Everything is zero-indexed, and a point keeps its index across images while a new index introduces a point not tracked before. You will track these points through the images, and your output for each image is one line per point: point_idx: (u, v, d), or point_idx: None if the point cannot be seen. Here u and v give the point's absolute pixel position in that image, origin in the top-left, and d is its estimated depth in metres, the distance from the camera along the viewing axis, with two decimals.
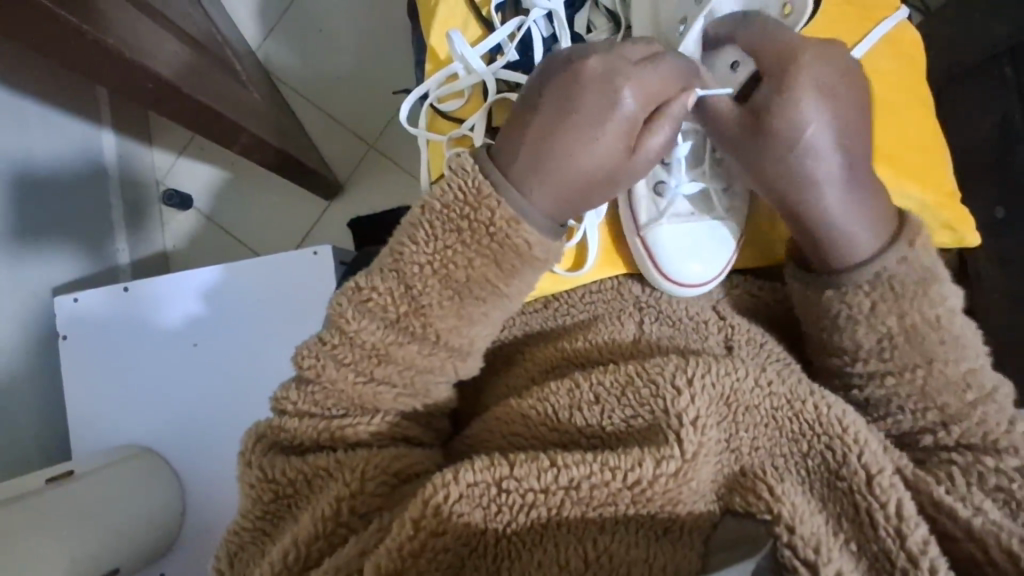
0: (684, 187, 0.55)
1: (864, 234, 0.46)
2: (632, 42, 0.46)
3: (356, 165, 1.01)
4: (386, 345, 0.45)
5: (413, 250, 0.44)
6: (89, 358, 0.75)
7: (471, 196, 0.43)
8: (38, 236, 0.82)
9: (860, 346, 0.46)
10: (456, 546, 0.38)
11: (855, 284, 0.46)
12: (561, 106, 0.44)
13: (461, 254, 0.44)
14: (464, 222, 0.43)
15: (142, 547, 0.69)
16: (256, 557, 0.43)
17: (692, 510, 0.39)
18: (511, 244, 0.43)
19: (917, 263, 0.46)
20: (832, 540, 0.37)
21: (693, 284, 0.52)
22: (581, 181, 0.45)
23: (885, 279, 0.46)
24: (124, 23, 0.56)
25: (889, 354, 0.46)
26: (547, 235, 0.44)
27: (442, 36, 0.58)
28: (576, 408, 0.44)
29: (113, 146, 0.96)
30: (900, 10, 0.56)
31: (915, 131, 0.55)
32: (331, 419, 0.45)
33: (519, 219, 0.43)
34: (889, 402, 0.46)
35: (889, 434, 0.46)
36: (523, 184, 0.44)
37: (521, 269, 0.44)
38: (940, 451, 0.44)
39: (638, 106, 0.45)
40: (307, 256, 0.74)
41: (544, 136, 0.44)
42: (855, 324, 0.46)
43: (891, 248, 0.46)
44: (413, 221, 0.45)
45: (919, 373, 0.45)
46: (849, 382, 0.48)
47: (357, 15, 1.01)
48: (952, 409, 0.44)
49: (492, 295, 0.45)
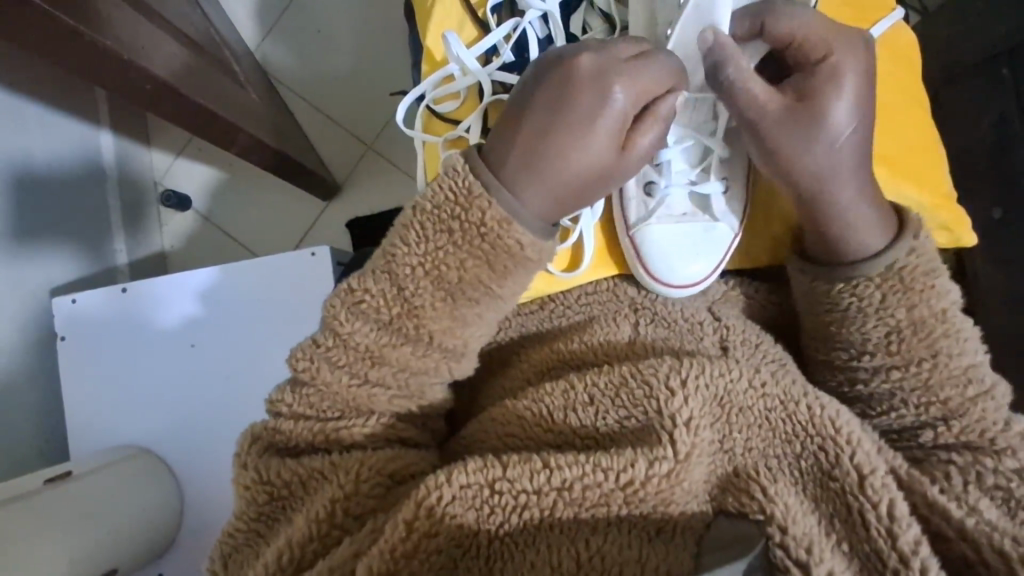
0: (674, 189, 0.54)
1: (872, 229, 0.46)
2: (623, 41, 0.46)
3: (355, 165, 1.02)
4: (380, 347, 0.45)
5: (405, 252, 0.44)
6: (86, 359, 0.75)
7: (462, 197, 0.43)
8: (37, 236, 0.82)
9: (868, 338, 0.46)
10: (449, 547, 0.39)
11: (866, 276, 0.46)
12: (553, 106, 0.44)
13: (452, 255, 0.44)
14: (454, 223, 0.44)
15: (140, 547, 0.69)
16: (252, 558, 0.43)
17: (685, 510, 0.39)
18: (502, 245, 0.43)
19: (926, 255, 0.46)
20: (824, 540, 0.37)
21: (682, 284, 0.52)
22: (574, 179, 0.45)
23: (896, 271, 0.45)
24: (122, 24, 0.56)
25: (897, 346, 0.45)
26: (538, 234, 0.44)
27: (438, 37, 0.58)
28: (571, 408, 0.44)
29: (112, 147, 0.96)
30: (895, 11, 0.56)
31: (912, 132, 0.55)
32: (327, 421, 0.46)
33: (510, 219, 0.43)
34: (893, 397, 0.46)
35: (890, 427, 0.46)
36: (514, 184, 0.44)
37: (513, 269, 0.44)
38: (939, 450, 0.44)
39: (629, 103, 0.45)
40: (305, 257, 0.74)
41: (536, 135, 0.44)
42: (865, 317, 0.46)
43: (899, 242, 0.46)
44: (404, 222, 0.45)
45: (926, 367, 0.45)
46: (854, 377, 0.47)
47: (356, 15, 1.01)
48: (954, 403, 0.44)
49: (485, 296, 0.45)
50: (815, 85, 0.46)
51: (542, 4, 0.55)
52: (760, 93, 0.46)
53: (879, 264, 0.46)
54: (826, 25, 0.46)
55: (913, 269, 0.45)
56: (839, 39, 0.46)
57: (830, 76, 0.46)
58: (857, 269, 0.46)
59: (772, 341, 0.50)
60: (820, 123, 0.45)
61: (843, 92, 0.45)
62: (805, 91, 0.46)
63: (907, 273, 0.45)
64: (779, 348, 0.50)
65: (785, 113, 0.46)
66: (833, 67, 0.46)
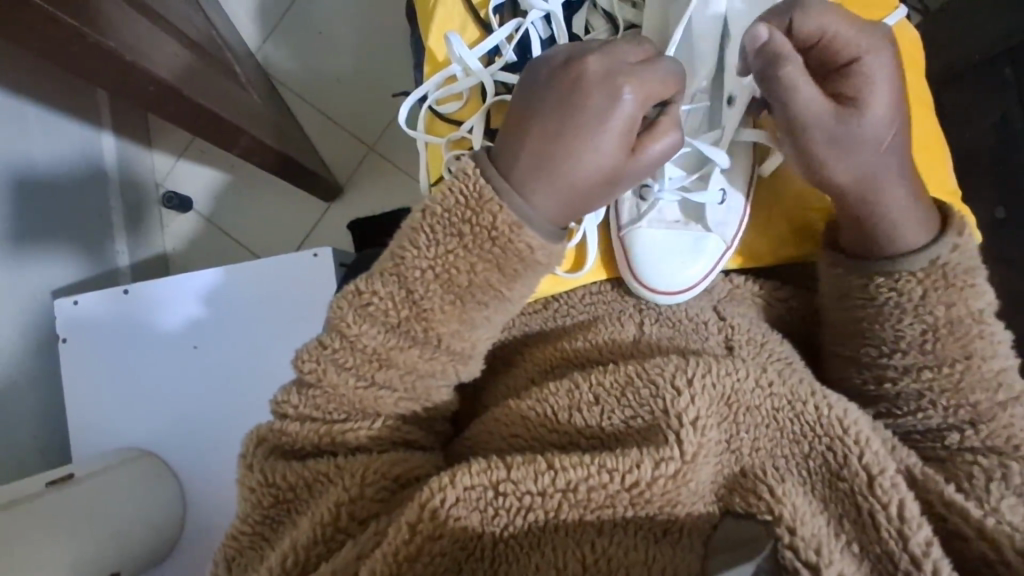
0: (667, 195, 0.54)
1: (913, 228, 0.46)
2: (629, 43, 0.46)
3: (357, 166, 1.01)
4: (387, 350, 0.44)
5: (415, 255, 0.44)
6: (90, 362, 0.75)
7: (472, 201, 0.43)
8: (38, 239, 0.82)
9: (902, 335, 0.46)
10: (454, 550, 0.38)
11: (910, 271, 0.45)
12: (562, 112, 0.44)
13: (463, 259, 0.43)
14: (465, 226, 0.43)
15: (143, 551, 0.68)
16: (256, 562, 0.43)
17: (691, 511, 0.39)
18: (513, 249, 0.43)
19: (967, 253, 0.46)
20: (835, 541, 0.37)
21: (663, 289, 0.51)
22: (586, 181, 0.44)
23: (939, 266, 0.45)
24: (124, 26, 0.56)
25: (931, 346, 0.45)
26: (548, 238, 0.44)
27: (440, 38, 0.58)
28: (576, 408, 0.44)
29: (112, 149, 0.96)
30: (901, 8, 0.56)
31: (919, 130, 0.54)
32: (332, 423, 0.45)
33: (520, 223, 0.43)
34: (921, 397, 0.45)
35: (913, 428, 0.46)
36: (524, 187, 0.44)
37: (524, 272, 0.44)
38: (965, 452, 0.43)
39: (638, 105, 0.44)
40: (307, 258, 0.74)
41: (546, 137, 0.44)
42: (902, 313, 0.45)
43: (942, 239, 0.45)
44: (413, 225, 0.45)
45: (958, 368, 0.44)
46: (881, 375, 0.47)
47: (357, 17, 1.01)
48: (983, 406, 0.44)
49: (494, 300, 0.45)
50: (850, 87, 0.45)
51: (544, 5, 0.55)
52: (814, 91, 0.44)
53: (922, 259, 0.45)
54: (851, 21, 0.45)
55: (955, 264, 0.45)
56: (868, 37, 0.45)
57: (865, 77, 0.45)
58: (896, 263, 0.46)
59: (778, 340, 0.49)
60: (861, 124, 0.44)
61: (874, 96, 0.44)
62: (845, 90, 0.45)
63: (949, 269, 0.45)
64: (785, 347, 0.49)
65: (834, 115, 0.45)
66: (864, 67, 0.45)
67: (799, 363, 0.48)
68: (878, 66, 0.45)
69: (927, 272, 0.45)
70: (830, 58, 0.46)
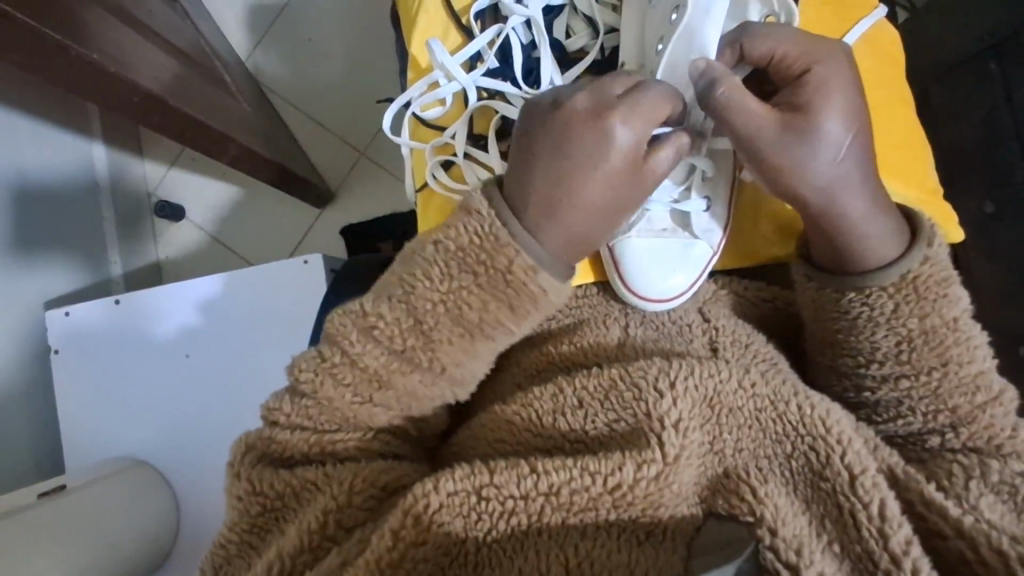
0: (656, 205, 0.54)
1: (887, 237, 0.44)
2: (613, 76, 0.46)
3: (347, 173, 1.02)
4: (388, 372, 0.44)
5: (425, 286, 0.44)
6: (84, 374, 0.75)
7: (488, 241, 0.43)
8: (31, 252, 0.82)
9: (877, 347, 0.45)
10: (436, 556, 0.38)
11: (879, 286, 0.44)
12: (558, 154, 0.43)
13: (475, 296, 0.44)
14: (480, 267, 0.43)
15: (135, 562, 0.68)
16: (244, 569, 0.43)
17: (674, 513, 0.39)
18: (527, 291, 0.44)
19: (939, 265, 0.44)
20: (815, 541, 0.37)
21: (653, 296, 0.51)
22: (592, 217, 0.44)
23: (909, 281, 0.44)
24: (108, 39, 0.56)
25: (907, 356, 0.44)
26: (563, 280, 0.45)
27: (422, 45, 0.58)
28: (559, 413, 0.44)
29: (102, 159, 0.96)
30: (878, 10, 0.56)
31: (898, 129, 0.54)
32: (323, 432, 0.46)
33: (536, 266, 0.43)
34: (900, 405, 0.45)
35: (894, 434, 0.45)
36: (534, 228, 0.44)
37: (534, 312, 0.45)
38: (947, 453, 0.43)
39: (638, 138, 0.44)
40: (297, 264, 0.74)
41: (552, 179, 0.44)
42: (875, 326, 0.45)
43: (914, 250, 0.44)
44: (426, 255, 0.44)
45: (935, 376, 0.43)
46: (859, 384, 0.46)
47: (346, 24, 1.01)
48: (963, 410, 0.43)
49: (504, 334, 0.45)
50: (807, 92, 0.44)
51: (525, 10, 0.55)
52: (754, 103, 0.44)
53: (890, 274, 0.44)
54: (804, 39, 0.45)
55: (927, 277, 0.44)
56: (825, 47, 0.45)
57: (819, 85, 0.44)
58: (867, 279, 0.44)
59: (763, 339, 0.49)
60: (817, 127, 0.43)
61: (835, 103, 0.43)
62: (798, 97, 0.44)
63: (920, 282, 0.44)
64: (770, 347, 0.49)
65: (783, 121, 0.44)
66: (815, 76, 0.44)
67: (783, 363, 0.48)
68: (835, 73, 0.44)
69: (897, 286, 0.44)
70: (784, 75, 0.46)
